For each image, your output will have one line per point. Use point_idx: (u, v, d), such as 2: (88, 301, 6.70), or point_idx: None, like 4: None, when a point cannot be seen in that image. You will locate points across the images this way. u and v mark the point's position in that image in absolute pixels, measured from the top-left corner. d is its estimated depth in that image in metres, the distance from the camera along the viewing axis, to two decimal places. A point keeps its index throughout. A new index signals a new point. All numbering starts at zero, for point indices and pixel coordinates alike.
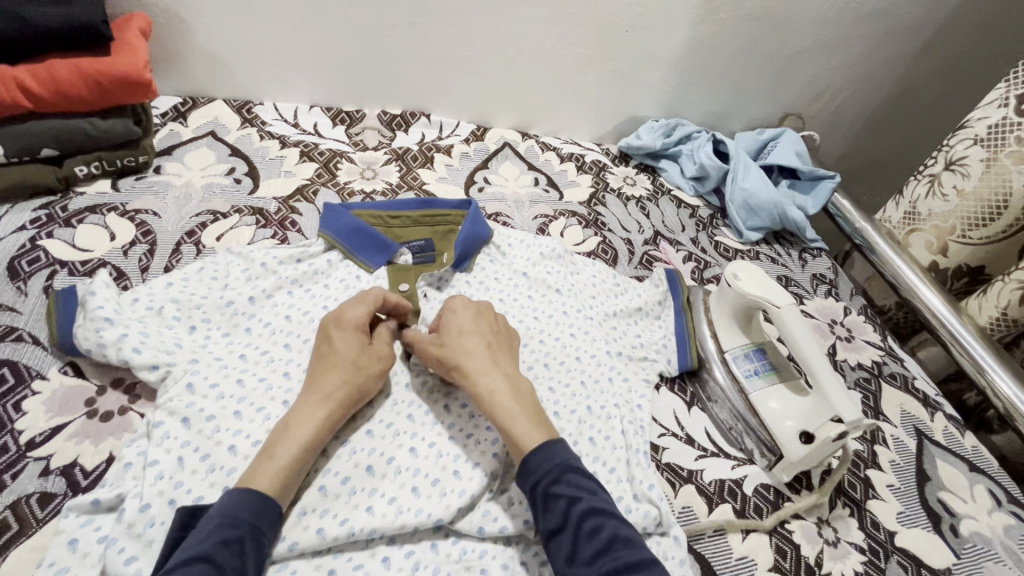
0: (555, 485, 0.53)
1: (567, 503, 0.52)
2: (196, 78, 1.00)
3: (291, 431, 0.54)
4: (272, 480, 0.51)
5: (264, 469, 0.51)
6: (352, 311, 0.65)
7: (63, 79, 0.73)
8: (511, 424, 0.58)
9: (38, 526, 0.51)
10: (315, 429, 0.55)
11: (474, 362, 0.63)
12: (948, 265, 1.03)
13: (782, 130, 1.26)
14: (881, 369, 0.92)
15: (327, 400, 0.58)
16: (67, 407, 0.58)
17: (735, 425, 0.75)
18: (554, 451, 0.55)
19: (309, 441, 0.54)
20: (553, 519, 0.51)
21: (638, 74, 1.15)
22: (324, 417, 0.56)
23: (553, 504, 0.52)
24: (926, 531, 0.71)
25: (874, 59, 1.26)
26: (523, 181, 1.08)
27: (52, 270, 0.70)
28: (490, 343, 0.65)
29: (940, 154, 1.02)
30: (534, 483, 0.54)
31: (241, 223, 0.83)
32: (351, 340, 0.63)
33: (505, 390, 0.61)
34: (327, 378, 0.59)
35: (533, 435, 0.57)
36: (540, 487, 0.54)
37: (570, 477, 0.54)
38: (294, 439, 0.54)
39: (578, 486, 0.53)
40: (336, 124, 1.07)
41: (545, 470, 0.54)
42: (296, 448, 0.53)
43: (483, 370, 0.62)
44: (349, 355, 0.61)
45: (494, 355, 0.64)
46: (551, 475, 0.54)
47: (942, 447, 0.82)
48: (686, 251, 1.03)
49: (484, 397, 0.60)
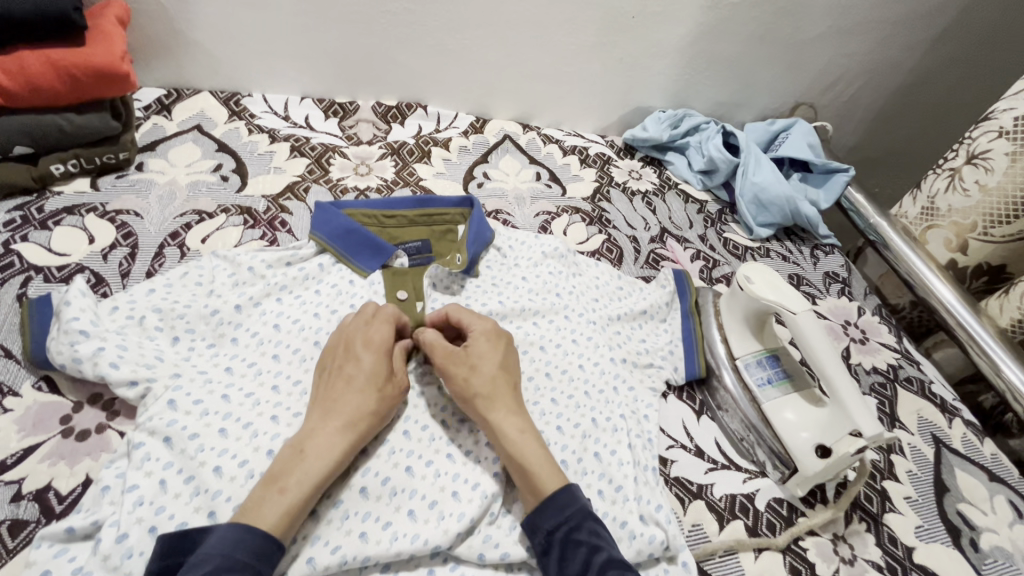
0: (575, 531, 0.51)
1: (588, 552, 0.49)
2: (180, 69, 0.95)
3: (307, 464, 0.51)
4: (282, 517, 0.48)
5: (274, 505, 0.48)
6: (380, 330, 0.61)
7: (33, 71, 0.69)
8: (530, 465, 0.55)
9: (8, 557, 0.48)
10: (333, 462, 0.52)
11: (499, 398, 0.60)
12: (967, 263, 0.98)
13: (794, 120, 1.21)
14: (898, 373, 0.88)
15: (347, 429, 0.54)
16: (40, 426, 0.56)
17: (746, 436, 0.72)
18: (569, 498, 0.53)
19: (324, 475, 0.51)
20: (571, 569, 0.49)
21: (644, 62, 1.10)
22: (343, 449, 0.53)
23: (573, 551, 0.50)
24: (946, 546, 0.68)
25: (891, 46, 1.20)
26: (524, 175, 1.04)
27: (27, 277, 0.66)
28: (512, 377, 0.63)
29: (962, 147, 0.98)
30: (552, 527, 0.52)
31: (227, 224, 0.79)
32: (379, 361, 0.59)
33: (528, 429, 0.58)
34: (348, 403, 0.56)
35: (553, 477, 0.55)
36: (558, 533, 0.51)
37: (591, 524, 0.52)
38: (309, 471, 0.51)
39: (599, 535, 0.51)
40: (328, 117, 1.02)
41: (564, 516, 0.52)
42: (311, 483, 0.50)
43: (510, 409, 0.60)
44: (376, 378, 0.58)
45: (515, 391, 0.62)
46: (571, 521, 0.52)
47: (961, 455, 0.79)
48: (694, 249, 0.99)
49: (506, 434, 0.57)
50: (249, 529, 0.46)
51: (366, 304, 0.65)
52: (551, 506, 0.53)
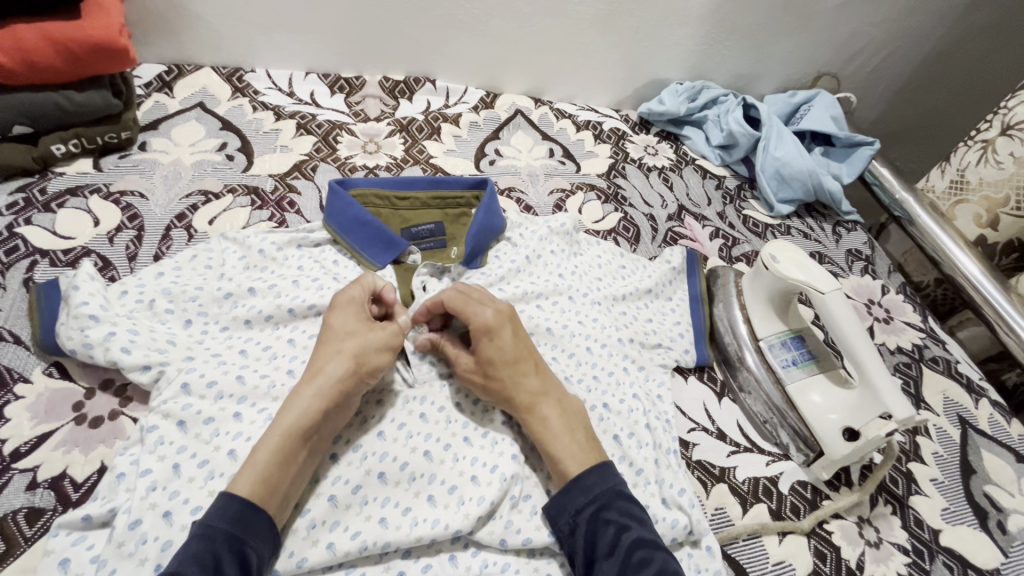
0: (604, 511, 0.50)
1: (616, 531, 0.49)
2: (181, 44, 0.91)
3: (275, 423, 0.50)
4: (250, 471, 0.47)
5: (246, 467, 0.47)
6: (346, 289, 0.60)
7: (29, 47, 0.66)
8: (560, 456, 0.54)
9: (26, 546, 0.48)
10: (300, 419, 0.50)
11: (521, 397, 0.57)
12: (996, 239, 0.95)
13: (817, 91, 1.16)
14: (923, 353, 0.85)
15: (311, 379, 0.53)
16: (53, 413, 0.55)
17: (770, 418, 0.70)
18: (594, 480, 0.52)
19: (289, 426, 0.50)
20: (600, 548, 0.49)
21: (660, 31, 1.05)
22: (313, 406, 0.51)
23: (600, 531, 0.49)
24: (973, 528, 0.66)
25: (922, 12, 1.15)
26: (537, 152, 1.00)
27: (33, 261, 0.65)
28: (536, 367, 0.59)
29: (996, 116, 0.93)
30: (580, 507, 0.51)
31: (234, 205, 0.77)
32: (347, 317, 0.58)
33: (551, 417, 0.56)
34: (317, 358, 0.55)
35: (586, 462, 0.54)
36: (585, 513, 0.51)
37: (621, 504, 0.51)
38: (276, 426, 0.50)
39: (629, 515, 0.50)
40: (334, 93, 0.99)
41: (592, 495, 0.51)
42: (276, 435, 0.49)
43: (534, 403, 0.57)
44: (342, 330, 0.57)
45: (539, 378, 0.59)
46: (600, 501, 0.51)
47: (988, 436, 0.76)
48: (713, 227, 0.96)
49: (538, 430, 0.56)
50: (254, 508, 0.45)
51: (364, 274, 0.63)
52: (573, 487, 0.52)
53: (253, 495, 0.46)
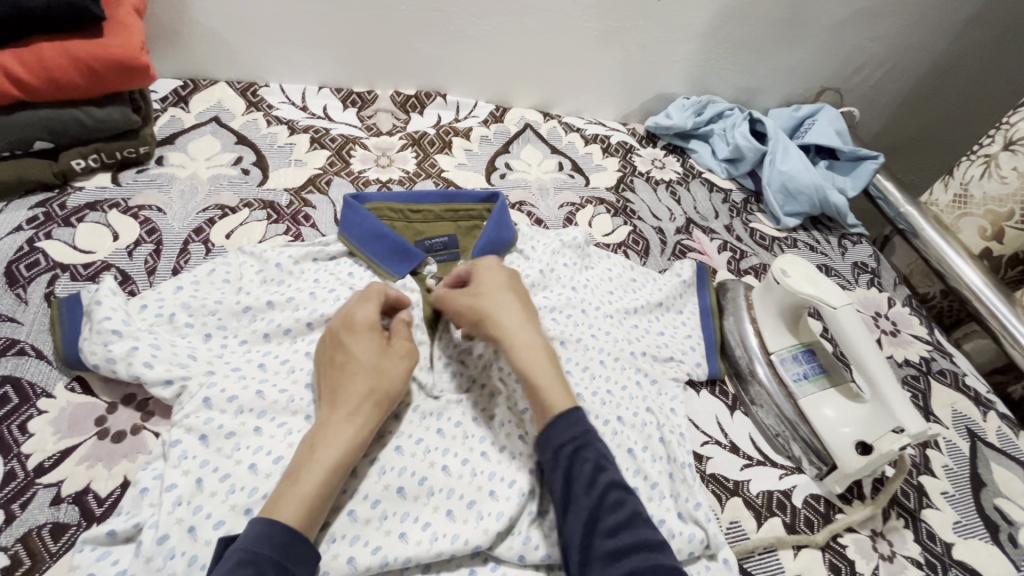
0: (584, 449, 0.52)
1: (593, 470, 0.51)
2: (196, 59, 0.93)
3: (316, 458, 0.50)
4: (298, 507, 0.47)
5: (293, 500, 0.47)
6: (363, 311, 0.59)
7: (52, 64, 0.67)
8: (546, 386, 0.56)
9: (51, 561, 0.48)
10: (344, 455, 0.51)
11: (505, 321, 0.60)
12: (1001, 252, 0.96)
13: (819, 105, 1.18)
14: (930, 366, 0.86)
15: (349, 413, 0.53)
16: (75, 429, 0.55)
17: (782, 431, 0.71)
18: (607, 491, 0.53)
19: (336, 462, 0.50)
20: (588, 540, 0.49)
21: (666, 46, 1.07)
22: (355, 441, 0.52)
23: (577, 469, 0.51)
24: (985, 542, 0.67)
25: (923, 27, 1.18)
26: (547, 166, 1.02)
27: (53, 275, 0.66)
28: (521, 303, 0.63)
29: (999, 132, 0.95)
30: (560, 443, 0.53)
31: (251, 219, 0.78)
32: (369, 343, 0.57)
33: (540, 352, 0.59)
34: (346, 387, 0.54)
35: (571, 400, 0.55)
36: (565, 449, 0.52)
37: (598, 446, 0.53)
38: (317, 461, 0.49)
39: (606, 457, 0.52)
40: (346, 107, 1.00)
41: (574, 433, 0.53)
42: (321, 471, 0.49)
43: (519, 331, 0.60)
44: (369, 360, 0.56)
45: (535, 320, 0.63)
46: (580, 440, 0.53)
47: (997, 449, 0.77)
48: (721, 240, 0.97)
49: (521, 355, 0.58)
50: (300, 539, 0.45)
51: (372, 285, 0.63)
52: None
53: (302, 529, 0.46)
